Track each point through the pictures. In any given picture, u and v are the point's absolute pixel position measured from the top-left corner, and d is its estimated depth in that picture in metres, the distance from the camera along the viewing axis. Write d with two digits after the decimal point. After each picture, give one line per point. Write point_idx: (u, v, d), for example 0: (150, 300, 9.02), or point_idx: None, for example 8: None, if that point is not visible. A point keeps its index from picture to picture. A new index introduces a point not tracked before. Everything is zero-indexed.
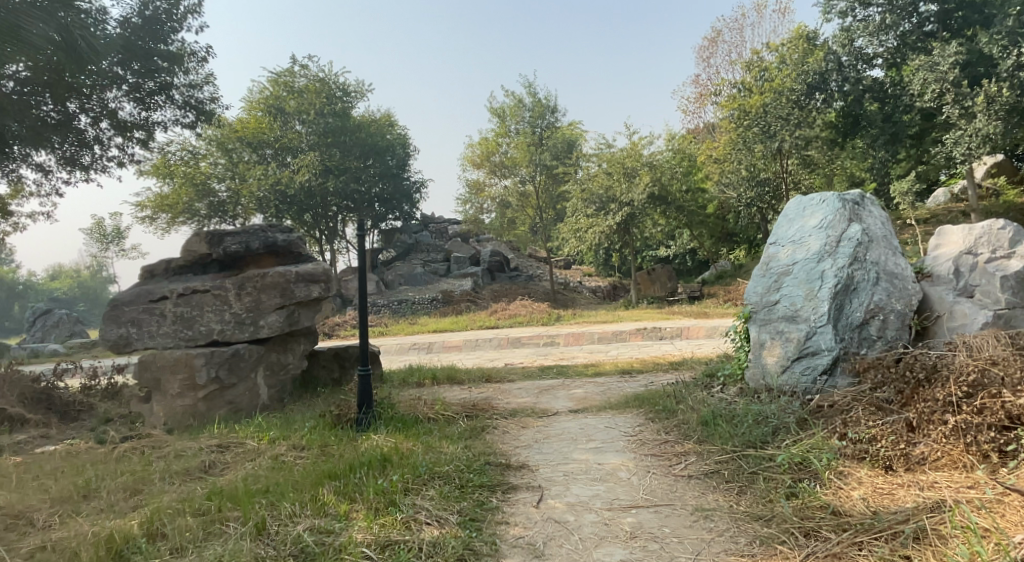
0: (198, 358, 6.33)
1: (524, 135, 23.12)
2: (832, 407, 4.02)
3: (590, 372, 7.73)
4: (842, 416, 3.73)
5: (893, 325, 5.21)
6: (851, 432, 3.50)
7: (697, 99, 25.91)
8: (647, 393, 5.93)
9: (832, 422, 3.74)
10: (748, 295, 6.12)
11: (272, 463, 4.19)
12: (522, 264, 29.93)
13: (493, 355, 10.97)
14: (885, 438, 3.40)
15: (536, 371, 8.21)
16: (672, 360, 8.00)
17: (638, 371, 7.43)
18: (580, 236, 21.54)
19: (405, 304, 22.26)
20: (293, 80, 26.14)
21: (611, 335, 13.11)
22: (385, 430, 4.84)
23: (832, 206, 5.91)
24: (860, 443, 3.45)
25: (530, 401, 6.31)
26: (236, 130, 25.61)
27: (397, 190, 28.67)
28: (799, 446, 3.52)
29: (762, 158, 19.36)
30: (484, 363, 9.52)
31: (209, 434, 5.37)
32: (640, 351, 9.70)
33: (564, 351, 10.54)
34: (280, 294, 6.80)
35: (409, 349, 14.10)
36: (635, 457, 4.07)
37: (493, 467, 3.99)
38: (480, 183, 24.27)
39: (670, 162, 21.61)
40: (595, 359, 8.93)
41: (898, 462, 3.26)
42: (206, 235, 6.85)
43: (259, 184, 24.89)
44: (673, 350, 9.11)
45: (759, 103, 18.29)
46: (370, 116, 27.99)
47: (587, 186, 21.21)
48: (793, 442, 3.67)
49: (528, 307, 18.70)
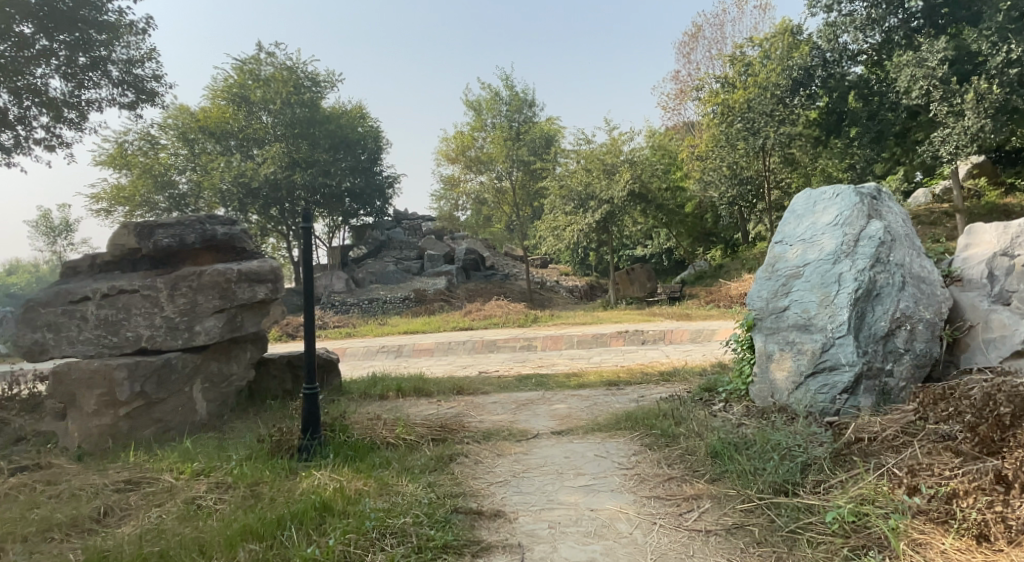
0: (119, 370, 5.39)
1: (500, 129, 22.30)
2: (881, 444, 3.33)
3: (572, 383, 6.98)
4: (906, 464, 3.03)
5: (922, 337, 4.55)
6: (924, 487, 2.79)
7: (678, 95, 25.37)
8: (640, 412, 5.18)
9: (891, 470, 3.04)
10: (752, 299, 5.44)
11: (184, 512, 3.36)
12: (498, 263, 29.13)
13: (466, 360, 10.19)
14: (971, 495, 2.70)
15: (513, 381, 7.44)
16: (662, 369, 7.30)
17: (627, 383, 6.72)
18: (559, 235, 20.85)
19: (376, 303, 21.34)
20: (259, 68, 24.99)
21: (591, 339, 12.42)
22: (333, 462, 4.03)
23: (848, 201, 5.25)
24: (936, 499, 2.74)
25: (507, 419, 5.52)
26: (198, 119, 24.44)
27: (368, 185, 27.65)
28: (850, 499, 2.82)
29: (745, 155, 18.88)
30: (456, 371, 8.71)
31: (123, 461, 4.51)
32: (625, 358, 9.00)
33: (542, 357, 9.79)
34: (219, 295, 5.91)
35: (376, 353, 13.22)
36: (636, 501, 3.34)
37: (460, 517, 3.21)
38: (454, 178, 23.41)
39: (651, 159, 21.05)
40: (577, 367, 8.20)
41: (995, 529, 2.55)
42: (134, 227, 5.88)
43: (223, 175, 23.87)
44: (660, 358, 8.41)
45: (743, 99, 17.74)
46: (340, 108, 26.94)
47: (566, 182, 20.51)
48: (843, 491, 2.96)
49: (504, 307, 17.92)
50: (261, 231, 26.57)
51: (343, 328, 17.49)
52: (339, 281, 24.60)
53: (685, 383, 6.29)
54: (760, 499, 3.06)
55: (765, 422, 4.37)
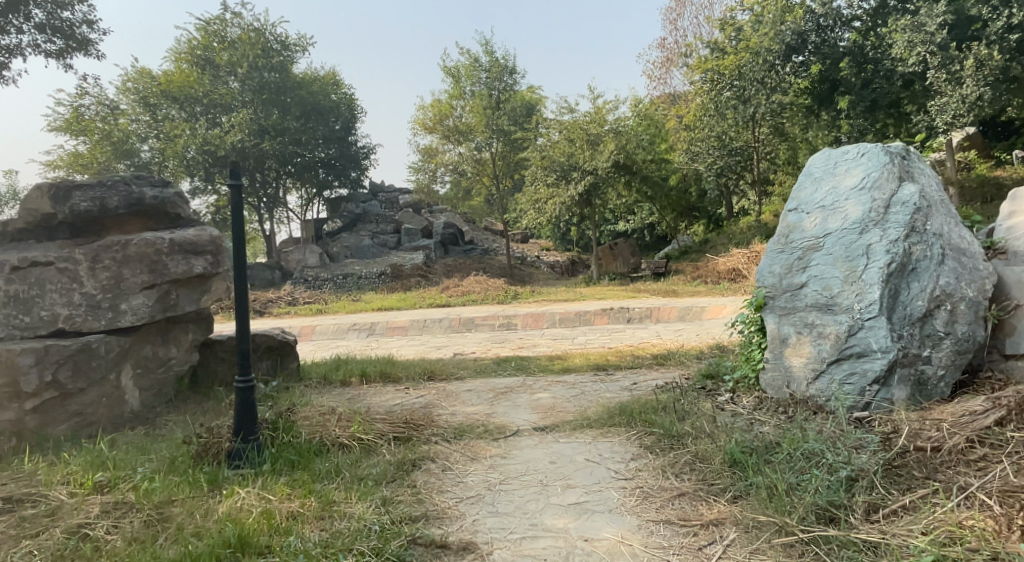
0: (25, 357, 4.50)
1: (479, 97, 21.24)
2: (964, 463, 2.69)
3: (557, 368, 6.31)
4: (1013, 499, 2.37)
5: (964, 318, 3.94)
6: None
7: (664, 63, 24.50)
8: (636, 403, 4.51)
9: (992, 505, 2.38)
10: (762, 275, 4.79)
11: (64, 546, 2.62)
12: (478, 237, 28.27)
13: (441, 340, 9.46)
14: None
15: (491, 364, 6.75)
16: (655, 351, 6.66)
17: (618, 367, 6.08)
18: (540, 208, 20.07)
19: (351, 278, 20.48)
20: (225, 29, 23.46)
21: (573, 316, 11.80)
22: (268, 477, 3.30)
23: (875, 161, 4.58)
24: None
25: (483, 411, 4.83)
26: (160, 82, 23.08)
27: (343, 155, 26.48)
28: (935, 542, 2.19)
29: (735, 125, 18.21)
30: (429, 353, 7.99)
31: (14, 469, 3.73)
32: (612, 338, 8.35)
33: (523, 336, 9.11)
34: (148, 269, 5.08)
35: (347, 331, 12.46)
36: (640, 526, 2.67)
37: (417, 554, 2.52)
38: (431, 149, 22.28)
39: (636, 129, 20.29)
40: (561, 349, 7.53)
41: None
42: (47, 189, 4.96)
43: (187, 142, 22.64)
44: (651, 339, 7.78)
45: (734, 64, 16.97)
46: (312, 74, 25.69)
47: (548, 153, 19.69)
48: (921, 526, 2.32)
49: (483, 283, 17.19)
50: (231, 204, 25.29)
51: (314, 304, 16.64)
52: (313, 256, 23.61)
53: (684, 370, 5.65)
54: (809, 535, 2.38)
55: (786, 423, 3.73)
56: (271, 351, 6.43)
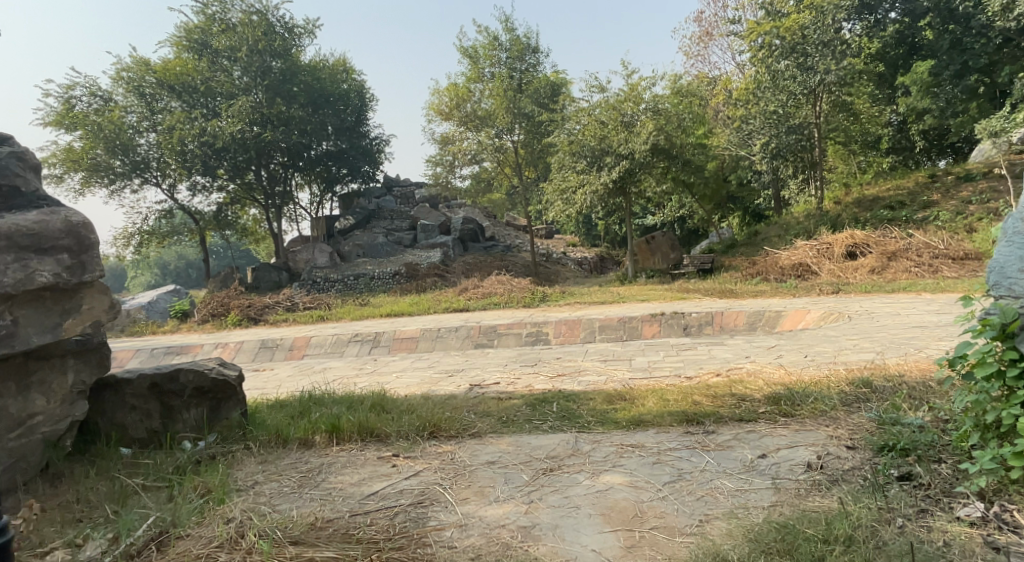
0: None
1: (500, 79, 19.15)
2: None
3: (619, 418, 4.15)
4: None
5: None
6: None
7: (702, 38, 22.17)
8: (810, 523, 2.40)
9: None
10: (1007, 275, 2.80)
11: None
12: (499, 233, 26.22)
13: (458, 360, 7.42)
14: None
15: (523, 409, 4.64)
16: (765, 391, 4.47)
17: (719, 421, 3.94)
18: (568, 199, 17.95)
19: (363, 279, 18.65)
20: (226, 12, 21.66)
21: (616, 323, 9.69)
22: None
23: None
24: None
25: (514, 524, 2.73)
26: (156, 70, 21.31)
27: (354, 148, 24.53)
28: None
29: (793, 98, 15.51)
30: (440, 382, 5.97)
31: None
32: (682, 359, 6.15)
33: (560, 356, 7.00)
34: None
35: (347, 345, 10.49)
36: None
37: None
38: (447, 137, 20.16)
39: (677, 108, 17.98)
40: (617, 379, 5.43)
41: None
42: None
43: (186, 135, 20.89)
44: (741, 364, 5.58)
45: (795, 25, 14.57)
46: (321, 61, 23.88)
47: (577, 137, 17.51)
48: None
49: (506, 283, 15.11)
50: (234, 200, 23.85)
51: (316, 310, 14.69)
52: (322, 256, 21.89)
53: (841, 436, 3.49)
54: None
55: None
56: (203, 395, 4.42)
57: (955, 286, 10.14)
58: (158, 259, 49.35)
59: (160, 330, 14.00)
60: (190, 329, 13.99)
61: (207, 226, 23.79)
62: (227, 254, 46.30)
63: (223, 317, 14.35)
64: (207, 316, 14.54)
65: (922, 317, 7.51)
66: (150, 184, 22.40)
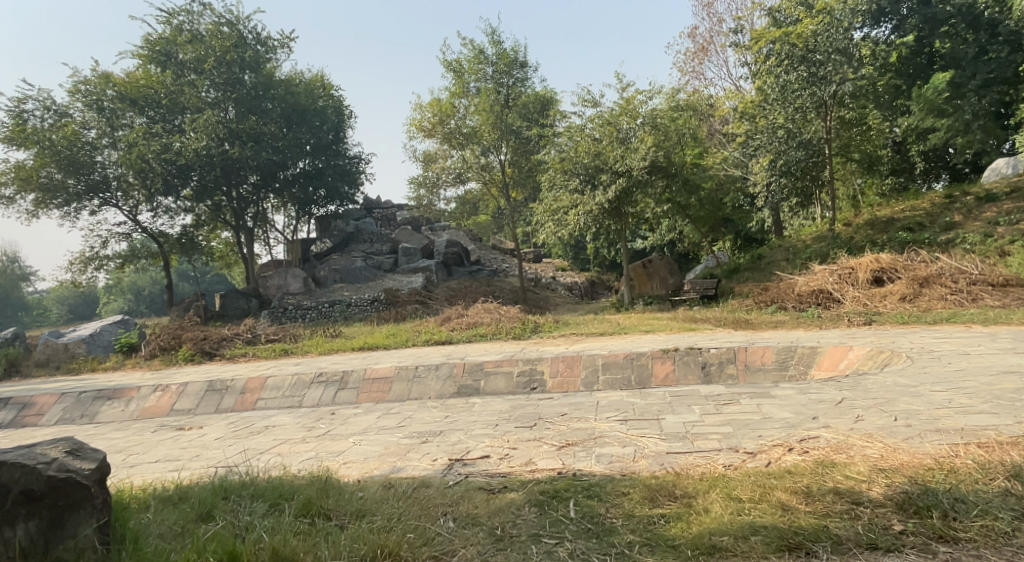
0: None
1: (486, 93, 17.70)
2: None
3: (679, 538, 2.68)
4: None
5: None
6: None
7: (698, 53, 21.18)
8: None
9: None
10: None
11: None
12: (485, 257, 24.79)
13: (436, 415, 5.90)
14: None
15: (524, 512, 3.14)
16: (881, 483, 3.05)
17: (840, 554, 2.50)
18: (560, 219, 16.59)
19: (338, 306, 17.09)
20: (196, 22, 20.45)
21: (623, 361, 8.21)
22: None
23: None
24: None
25: None
26: (118, 83, 19.72)
27: (331, 168, 23.11)
28: None
29: (803, 111, 14.38)
30: (408, 455, 4.46)
31: None
32: (728, 421, 4.65)
33: (566, 411, 5.52)
34: None
35: (307, 387, 8.91)
36: None
37: None
38: (430, 155, 19.00)
39: (675, 123, 16.83)
40: (645, 455, 3.95)
41: None
42: None
43: (145, 151, 19.16)
44: (813, 431, 4.13)
45: (805, 32, 13.42)
46: (297, 76, 22.61)
47: (568, 154, 16.13)
48: None
49: (494, 312, 13.61)
50: (202, 223, 22.29)
51: (279, 343, 13.07)
52: (295, 281, 20.55)
53: None
54: None
55: None
56: (35, 502, 2.84)
57: (1007, 317, 8.83)
58: (129, 284, 47.17)
59: (101, 367, 12.28)
60: (134, 366, 12.28)
61: (171, 250, 22.08)
62: (201, 279, 44.18)
63: (174, 351, 12.67)
64: (156, 351, 12.84)
65: (1003, 360, 6.15)
66: (110, 205, 20.77)
